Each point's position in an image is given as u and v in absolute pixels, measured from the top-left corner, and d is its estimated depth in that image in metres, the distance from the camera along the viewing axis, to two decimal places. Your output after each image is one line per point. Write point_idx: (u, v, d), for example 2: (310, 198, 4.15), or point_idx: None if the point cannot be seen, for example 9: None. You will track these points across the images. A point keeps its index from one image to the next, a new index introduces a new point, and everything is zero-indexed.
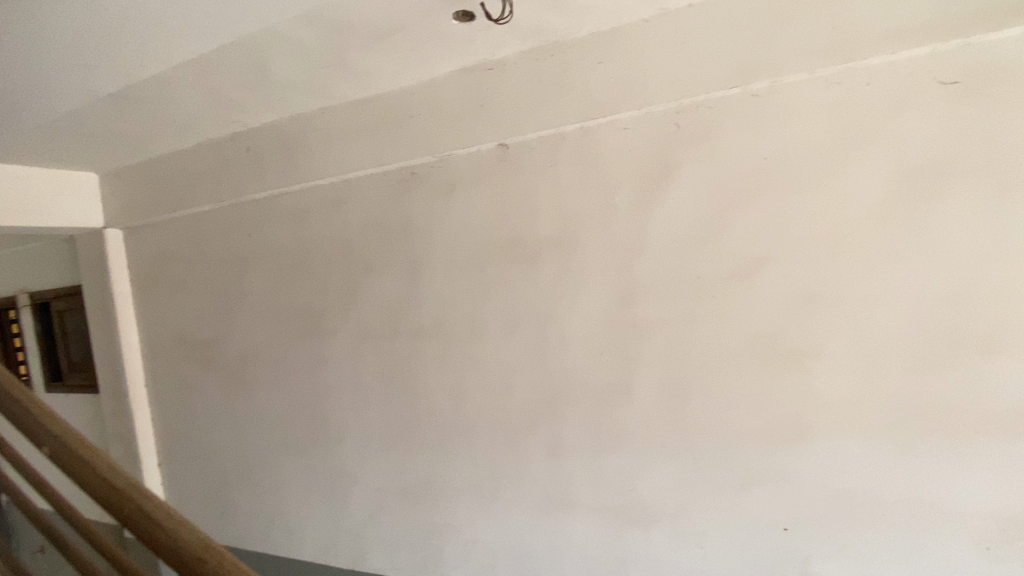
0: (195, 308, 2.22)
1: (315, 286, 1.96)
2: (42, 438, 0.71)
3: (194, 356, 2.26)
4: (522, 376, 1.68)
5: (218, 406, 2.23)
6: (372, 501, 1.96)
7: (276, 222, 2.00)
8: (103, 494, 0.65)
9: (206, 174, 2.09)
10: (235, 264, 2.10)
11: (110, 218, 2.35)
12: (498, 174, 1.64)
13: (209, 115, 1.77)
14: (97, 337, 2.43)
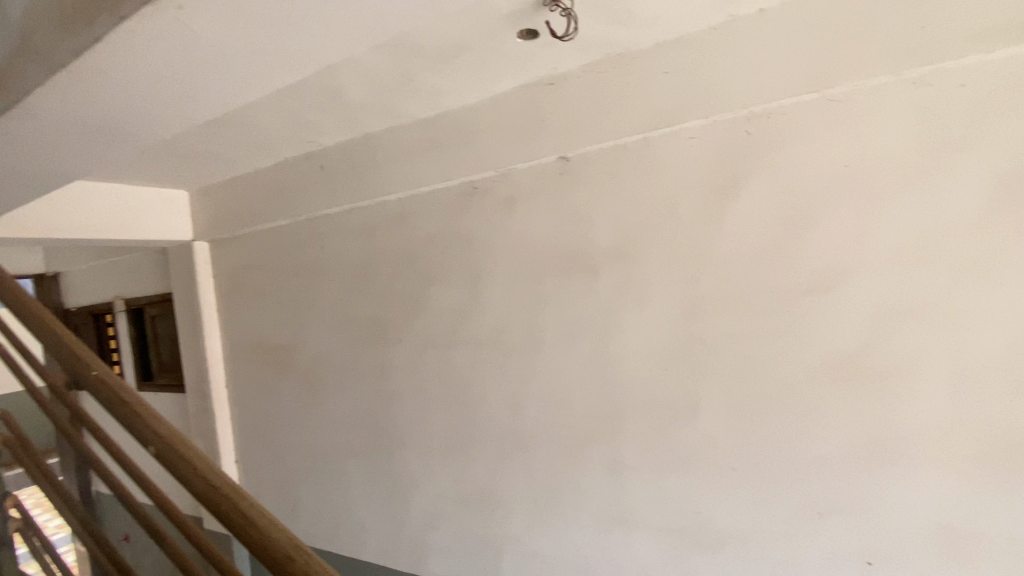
0: (271, 316, 2.37)
1: (381, 296, 2.04)
2: (149, 436, 0.78)
3: (270, 361, 2.41)
4: (581, 389, 1.67)
5: (290, 408, 2.37)
6: (431, 507, 2.00)
7: (346, 235, 2.10)
8: (204, 492, 0.70)
9: (283, 190, 2.24)
10: (308, 275, 2.22)
11: (199, 231, 2.56)
12: (559, 186, 1.65)
13: (288, 136, 1.90)
14: (186, 341, 2.64)
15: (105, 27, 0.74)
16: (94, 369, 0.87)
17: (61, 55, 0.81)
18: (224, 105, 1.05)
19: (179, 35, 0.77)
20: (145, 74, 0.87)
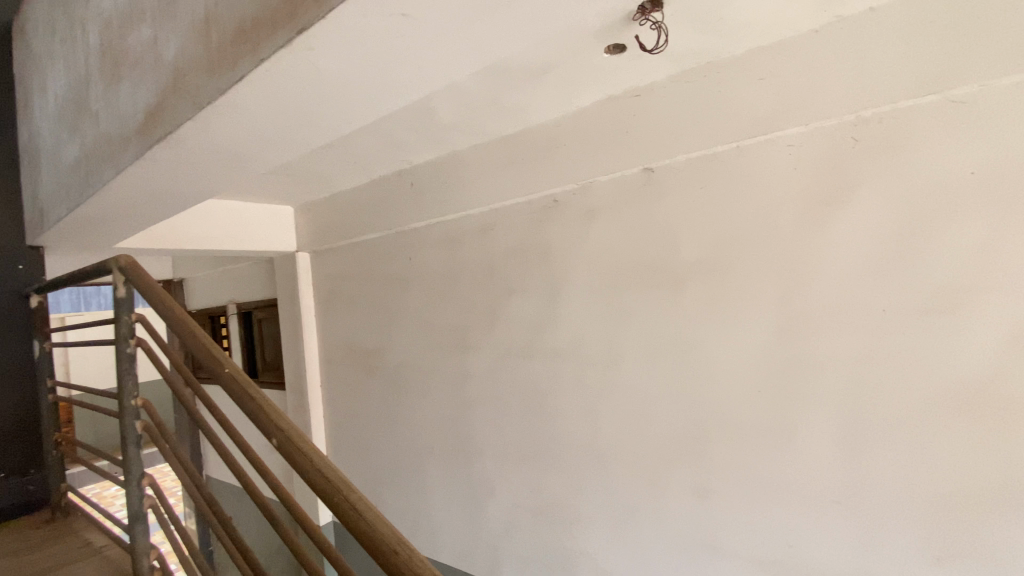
0: (362, 323, 2.53)
1: (463, 306, 2.11)
2: (272, 429, 0.87)
3: (360, 365, 2.57)
4: (663, 406, 1.62)
5: (377, 410, 2.51)
6: (508, 515, 2.03)
7: (432, 247, 2.21)
8: (319, 484, 0.78)
9: (376, 205, 2.40)
10: (396, 284, 2.36)
11: (301, 243, 2.79)
12: (643, 199, 1.63)
13: (382, 156, 2.04)
14: (288, 343, 2.89)
15: (247, 68, 0.84)
16: (227, 367, 0.99)
17: (209, 94, 0.94)
18: (335, 131, 1.16)
19: (305, 72, 0.86)
20: (273, 107, 0.99)
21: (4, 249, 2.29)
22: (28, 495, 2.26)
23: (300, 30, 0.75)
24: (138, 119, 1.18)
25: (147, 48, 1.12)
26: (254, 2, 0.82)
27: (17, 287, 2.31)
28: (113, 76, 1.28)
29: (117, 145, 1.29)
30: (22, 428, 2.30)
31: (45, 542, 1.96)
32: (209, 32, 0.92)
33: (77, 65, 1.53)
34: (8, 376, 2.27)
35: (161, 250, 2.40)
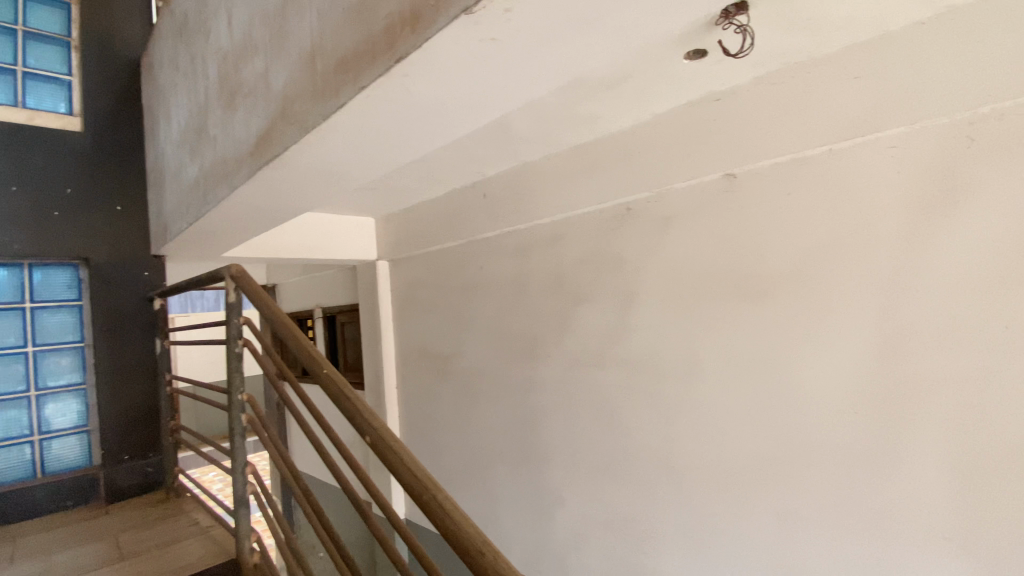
0: (435, 328, 2.63)
1: (534, 314, 2.13)
2: (365, 427, 0.93)
3: (433, 369, 2.66)
4: (743, 423, 1.55)
5: (449, 413, 2.58)
6: (577, 526, 2.02)
7: (504, 256, 2.25)
8: (409, 482, 0.82)
9: (450, 215, 2.48)
10: (469, 292, 2.43)
11: (380, 251, 2.95)
12: (723, 206, 1.58)
13: (458, 169, 2.11)
14: (367, 346, 3.05)
15: (349, 95, 0.92)
16: (325, 368, 1.07)
17: (314, 120, 1.03)
18: (421, 148, 1.22)
19: (399, 97, 0.92)
20: (368, 130, 1.06)
21: (134, 258, 2.62)
22: (147, 476, 2.56)
23: (397, 59, 0.81)
24: (251, 142, 1.32)
25: (260, 79, 1.25)
26: (355, 36, 0.90)
27: (142, 291, 2.63)
28: (230, 104, 1.44)
29: (231, 166, 1.44)
30: (144, 416, 2.59)
31: (161, 518, 2.20)
32: (315, 64, 1.02)
33: (198, 95, 1.73)
34: (134, 369, 2.58)
35: (259, 258, 2.63)
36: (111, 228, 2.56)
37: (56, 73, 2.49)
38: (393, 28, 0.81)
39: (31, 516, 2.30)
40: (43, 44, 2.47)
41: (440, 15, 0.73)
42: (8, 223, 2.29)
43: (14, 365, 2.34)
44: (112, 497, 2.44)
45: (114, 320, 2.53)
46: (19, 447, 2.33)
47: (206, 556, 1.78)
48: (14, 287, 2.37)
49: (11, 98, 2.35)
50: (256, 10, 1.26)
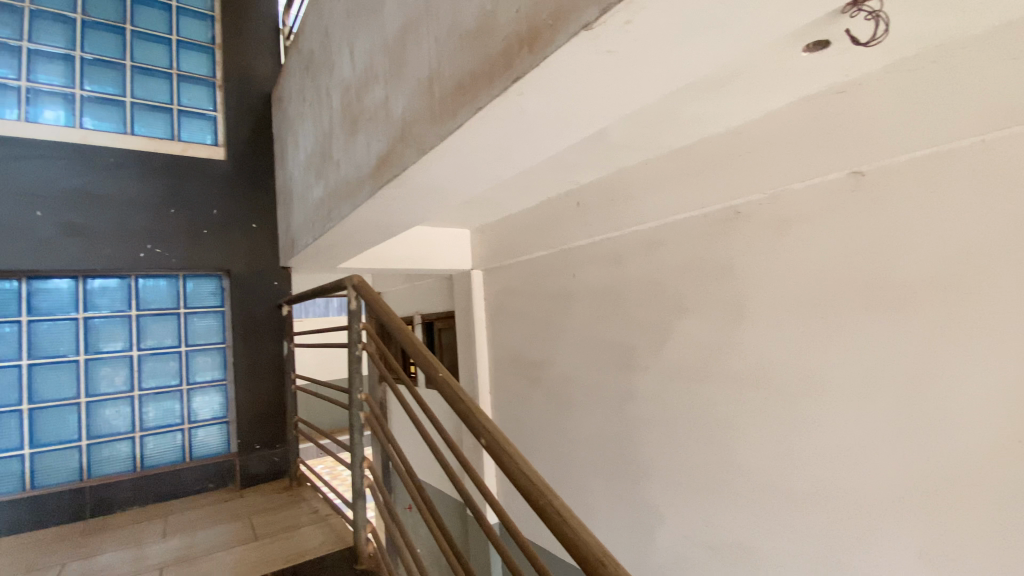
0: (529, 336, 2.66)
1: (630, 324, 2.09)
2: (480, 430, 0.97)
3: (526, 376, 2.70)
4: (875, 446, 1.40)
5: (542, 421, 2.59)
6: (679, 546, 1.93)
7: (598, 264, 2.23)
8: (525, 486, 0.84)
9: (543, 224, 2.50)
10: (562, 300, 2.43)
11: (475, 261, 3.05)
12: (848, 207, 1.45)
13: (553, 180, 2.13)
14: (463, 352, 3.16)
15: (466, 116, 0.98)
16: (440, 371, 1.14)
17: (432, 140, 1.12)
18: (528, 161, 1.26)
19: (512, 114, 0.96)
20: (480, 147, 1.12)
21: (265, 269, 2.95)
22: (275, 465, 2.85)
23: (515, 78, 0.85)
24: (372, 164, 1.49)
25: (380, 106, 1.41)
26: (473, 60, 0.96)
27: (272, 299, 2.95)
28: (353, 130, 1.64)
29: (354, 186, 1.65)
30: (273, 410, 2.89)
31: (285, 505, 2.43)
32: (433, 88, 1.11)
33: (326, 124, 1.93)
34: (265, 368, 2.89)
35: (366, 268, 2.84)
36: (246, 242, 2.90)
37: (203, 109, 2.91)
38: (510, 49, 0.85)
39: (183, 494, 2.65)
40: (194, 85, 2.90)
41: (557, 34, 0.76)
42: (169, 241, 2.69)
43: (171, 362, 2.73)
44: (245, 482, 2.75)
45: (250, 324, 2.87)
46: (174, 433, 2.71)
47: (328, 541, 1.95)
48: (173, 295, 2.77)
49: (170, 133, 2.79)
50: (377, 44, 1.41)
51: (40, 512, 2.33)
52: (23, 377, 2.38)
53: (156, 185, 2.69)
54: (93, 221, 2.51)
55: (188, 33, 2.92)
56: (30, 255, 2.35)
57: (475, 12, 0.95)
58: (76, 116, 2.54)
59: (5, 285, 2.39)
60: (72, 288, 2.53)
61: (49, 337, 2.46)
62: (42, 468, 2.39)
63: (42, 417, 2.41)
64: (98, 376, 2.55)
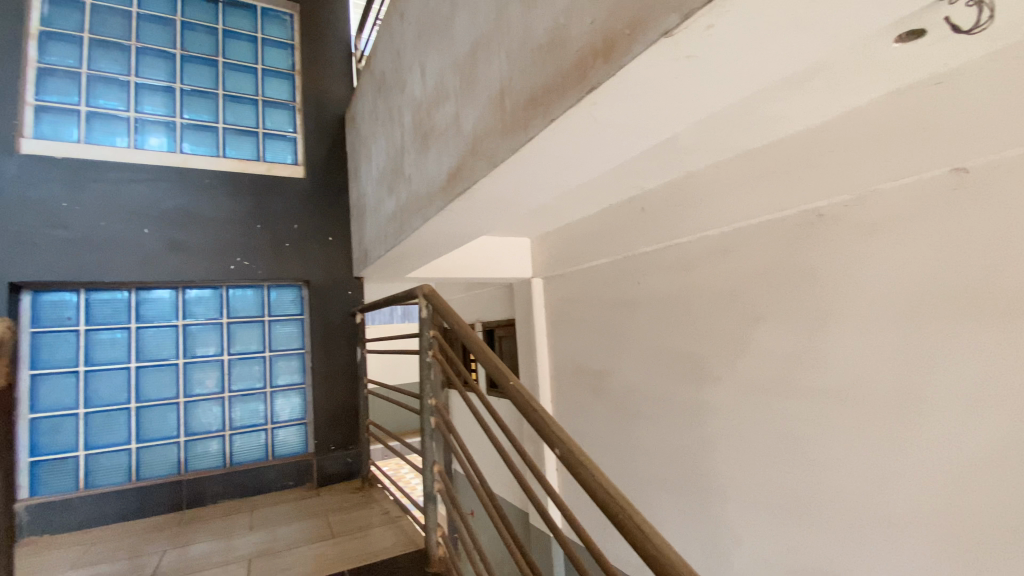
0: (592, 345, 2.62)
1: (700, 333, 2.01)
2: (554, 440, 0.98)
3: (589, 385, 2.67)
4: (987, 472, 1.26)
5: (606, 432, 2.55)
6: (757, 569, 1.82)
7: (664, 271, 2.18)
8: (603, 498, 0.84)
9: (606, 231, 2.47)
10: (626, 308, 2.39)
11: (536, 269, 3.06)
12: (948, 207, 1.32)
13: (616, 187, 2.11)
14: (524, 360, 3.17)
15: (538, 128, 1.00)
16: (512, 380, 1.16)
17: (503, 153, 1.15)
18: (598, 169, 1.25)
19: (586, 124, 0.97)
20: (551, 158, 1.13)
21: (340, 279, 3.11)
22: (348, 466, 2.99)
23: (589, 89, 0.86)
24: (443, 178, 1.57)
25: (451, 123, 1.47)
26: (546, 73, 0.98)
27: (345, 307, 3.11)
28: (424, 147, 1.73)
29: (425, 200, 1.73)
30: (346, 413, 3.04)
31: (357, 505, 2.54)
32: (505, 103, 1.14)
33: (399, 141, 2.03)
34: (340, 373, 3.05)
35: (432, 277, 2.93)
36: (322, 254, 3.08)
37: (284, 131, 3.15)
38: (584, 60, 0.87)
39: (266, 490, 2.83)
40: (276, 109, 3.15)
41: (635, 43, 0.76)
42: (256, 254, 2.91)
43: (256, 366, 2.95)
44: (321, 481, 2.90)
45: (326, 332, 3.03)
46: (259, 433, 2.91)
47: (400, 543, 2.01)
48: (258, 304, 3.00)
49: (256, 154, 3.04)
50: (449, 63, 1.47)
51: (145, 501, 2.56)
52: (133, 378, 2.65)
53: (243, 203, 2.92)
54: (191, 237, 2.76)
55: (271, 61, 3.18)
56: (139, 268, 2.62)
57: (548, 27, 0.97)
58: (176, 142, 2.83)
59: (119, 295, 2.68)
60: (173, 298, 2.79)
61: (155, 342, 2.72)
62: (147, 462, 2.64)
63: (148, 415, 2.66)
64: (194, 378, 2.80)
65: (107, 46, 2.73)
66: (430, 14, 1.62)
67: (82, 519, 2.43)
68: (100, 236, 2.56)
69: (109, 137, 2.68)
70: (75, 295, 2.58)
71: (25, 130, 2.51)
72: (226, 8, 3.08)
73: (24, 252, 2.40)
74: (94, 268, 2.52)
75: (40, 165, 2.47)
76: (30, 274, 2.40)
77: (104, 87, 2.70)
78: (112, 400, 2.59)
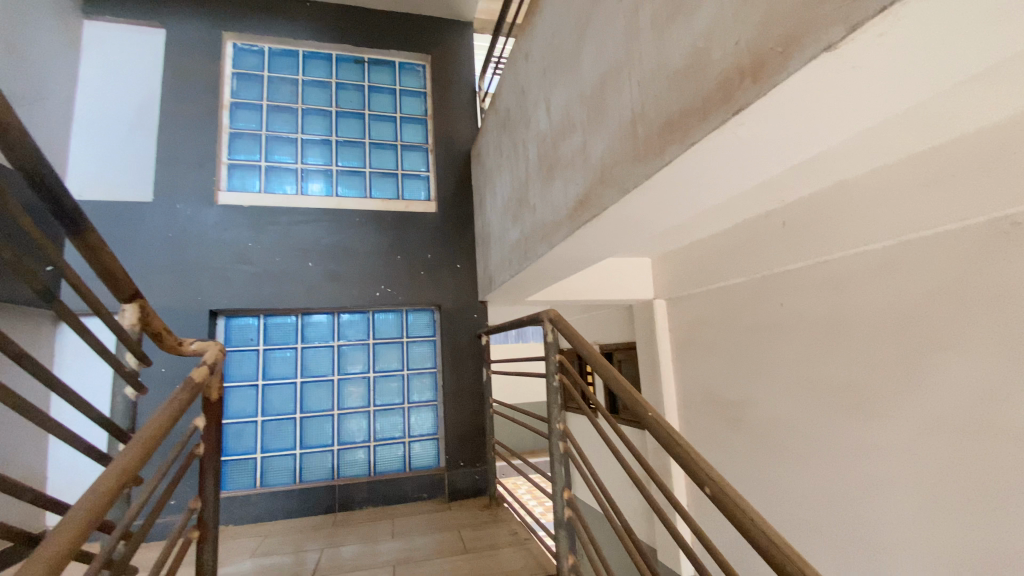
0: (724, 371, 2.40)
1: (859, 360, 1.72)
2: (703, 477, 0.94)
3: (723, 417, 2.40)
4: None
5: (745, 470, 2.25)
6: None
7: (813, 290, 1.91)
8: (763, 544, 0.78)
9: (741, 249, 2.28)
10: (767, 332, 2.15)
11: (659, 290, 2.93)
12: None
13: (752, 202, 1.95)
14: (647, 385, 3.01)
15: (677, 152, 1.00)
16: (652, 412, 1.16)
17: (637, 179, 1.16)
18: (738, 188, 1.20)
19: (731, 144, 0.94)
20: (689, 180, 1.12)
21: (466, 303, 3.30)
22: (475, 483, 3.10)
23: (736, 110, 0.84)
24: (569, 206, 1.60)
25: (578, 152, 1.51)
26: (684, 97, 0.98)
27: (472, 330, 3.28)
28: (549, 176, 1.79)
29: (550, 227, 1.78)
30: (474, 432, 3.17)
31: (486, 522, 2.63)
32: (638, 130, 1.16)
33: (524, 172, 2.14)
34: (468, 392, 3.20)
35: (553, 300, 2.96)
36: (452, 280, 3.30)
37: (419, 170, 3.48)
38: (729, 81, 0.86)
39: (404, 500, 3.04)
40: (413, 151, 3.50)
41: (790, 60, 0.73)
42: (395, 281, 3.20)
43: (394, 384, 3.23)
44: (452, 495, 3.05)
45: (455, 353, 3.22)
46: (397, 445, 3.17)
47: (530, 567, 2.03)
48: (398, 327, 3.30)
49: (395, 192, 3.39)
50: (575, 96, 1.53)
51: (306, 502, 2.89)
52: (298, 391, 3.05)
53: (384, 236, 3.24)
54: (342, 267, 3.13)
55: (408, 109, 3.55)
56: (303, 295, 3.03)
57: (686, 50, 0.98)
58: (332, 186, 3.28)
59: (289, 319, 3.12)
60: (329, 321, 3.19)
61: (315, 360, 3.12)
62: (307, 466, 3.00)
63: (309, 424, 3.04)
64: (345, 393, 3.14)
65: (280, 110, 3.26)
66: (555, 51, 1.70)
67: (259, 513, 2.81)
68: (275, 269, 3.01)
69: (281, 186, 3.18)
70: (256, 319, 3.07)
71: (222, 184, 3.07)
72: (371, 67, 3.52)
73: (221, 284, 2.91)
74: (270, 296, 2.98)
75: (233, 212, 3.00)
76: (224, 302, 2.90)
77: (278, 145, 3.22)
78: (282, 410, 3.01)
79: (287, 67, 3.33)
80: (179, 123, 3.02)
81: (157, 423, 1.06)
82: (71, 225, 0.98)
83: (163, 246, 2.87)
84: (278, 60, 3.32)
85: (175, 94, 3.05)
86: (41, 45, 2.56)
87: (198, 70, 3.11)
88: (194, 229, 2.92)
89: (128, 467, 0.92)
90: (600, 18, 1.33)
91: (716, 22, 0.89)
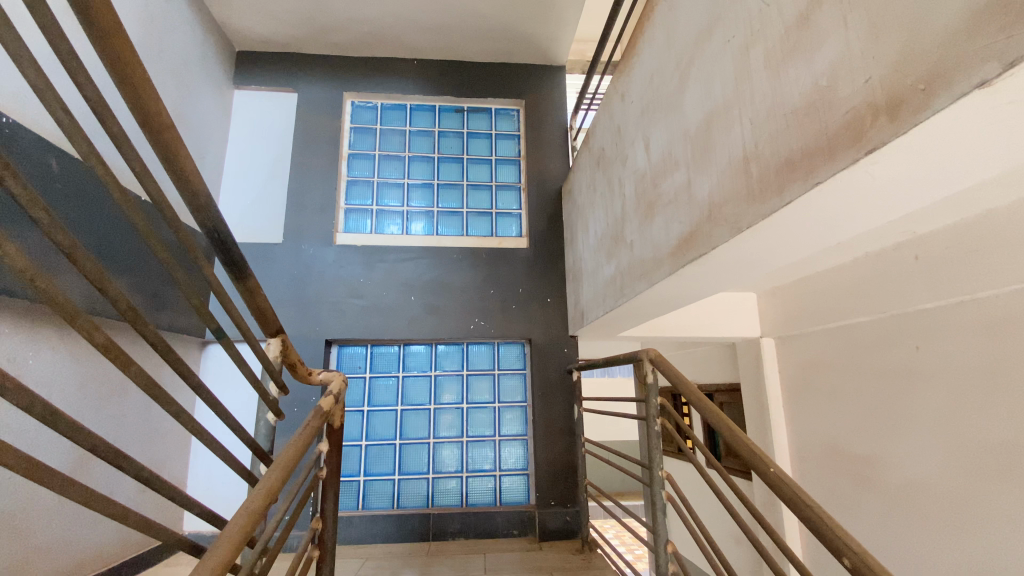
0: (844, 419, 2.13)
1: (1015, 414, 1.44)
2: (841, 547, 0.87)
3: (846, 472, 2.12)
4: None
5: (876, 537, 1.94)
6: None
7: (957, 333, 1.63)
8: None
9: (863, 285, 2.03)
10: (896, 378, 1.87)
11: (765, 328, 2.72)
12: None
13: (874, 235, 1.77)
14: (754, 431, 2.76)
15: (798, 193, 0.97)
16: (773, 467, 1.09)
17: (751, 220, 1.13)
18: (867, 224, 1.12)
19: (863, 183, 0.89)
20: (810, 218, 1.07)
21: (557, 337, 3.31)
22: (567, 523, 3.03)
23: (868, 150, 0.81)
24: (672, 244, 1.58)
25: (682, 190, 1.50)
26: (805, 136, 0.96)
27: (562, 364, 3.27)
28: (649, 215, 1.78)
29: (650, 264, 1.76)
30: (566, 470, 3.12)
31: (579, 568, 2.54)
32: (751, 168, 1.13)
33: (618, 210, 2.16)
34: (559, 428, 3.17)
35: (648, 336, 2.88)
36: (543, 314, 3.34)
37: (512, 209, 3.62)
38: (861, 119, 0.83)
39: (495, 535, 3.04)
40: (506, 191, 3.66)
41: (934, 97, 0.70)
42: (488, 314, 3.31)
43: (486, 415, 3.30)
44: (544, 535, 2.99)
45: (546, 387, 3.22)
46: (488, 478, 3.20)
47: None
48: (491, 358, 3.39)
49: (489, 231, 3.56)
50: (677, 134, 1.53)
51: (404, 527, 3.00)
52: (399, 418, 3.22)
53: (479, 271, 3.38)
54: (440, 301, 3.30)
55: (503, 151, 3.73)
56: (406, 327, 3.24)
57: (806, 88, 0.95)
58: (433, 226, 3.51)
59: (392, 349, 3.32)
60: (427, 352, 3.35)
61: (414, 390, 3.28)
62: (405, 493, 3.11)
63: (408, 450, 3.18)
64: (441, 422, 3.26)
65: (389, 158, 3.59)
66: (654, 91, 1.72)
67: (360, 535, 2.95)
68: (382, 302, 3.25)
69: (389, 226, 3.47)
70: (364, 348, 3.31)
71: (339, 228, 3.41)
72: (469, 114, 3.77)
73: (336, 316, 3.19)
74: (377, 328, 3.21)
75: (348, 251, 3.31)
76: (338, 332, 3.17)
77: (386, 189, 3.53)
78: (384, 436, 3.18)
79: (397, 119, 3.67)
80: (305, 173, 3.42)
81: (294, 448, 1.17)
82: (237, 270, 1.13)
83: (288, 280, 3.21)
84: (389, 113, 3.67)
85: (303, 148, 3.46)
86: (195, 112, 3.07)
87: (322, 127, 3.51)
88: (315, 267, 3.26)
89: (272, 488, 1.03)
90: (705, 57, 1.34)
91: (842, 59, 0.87)
